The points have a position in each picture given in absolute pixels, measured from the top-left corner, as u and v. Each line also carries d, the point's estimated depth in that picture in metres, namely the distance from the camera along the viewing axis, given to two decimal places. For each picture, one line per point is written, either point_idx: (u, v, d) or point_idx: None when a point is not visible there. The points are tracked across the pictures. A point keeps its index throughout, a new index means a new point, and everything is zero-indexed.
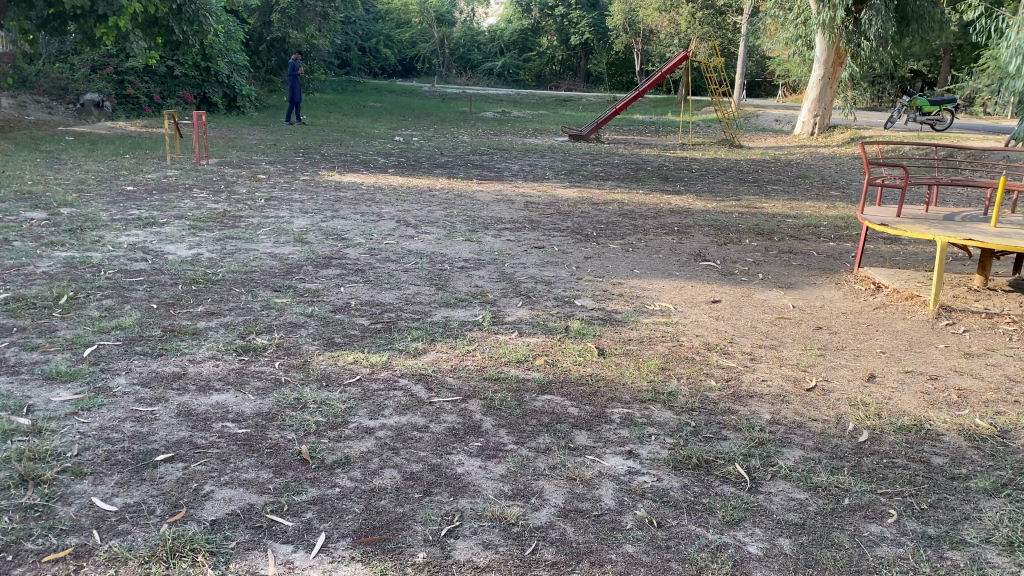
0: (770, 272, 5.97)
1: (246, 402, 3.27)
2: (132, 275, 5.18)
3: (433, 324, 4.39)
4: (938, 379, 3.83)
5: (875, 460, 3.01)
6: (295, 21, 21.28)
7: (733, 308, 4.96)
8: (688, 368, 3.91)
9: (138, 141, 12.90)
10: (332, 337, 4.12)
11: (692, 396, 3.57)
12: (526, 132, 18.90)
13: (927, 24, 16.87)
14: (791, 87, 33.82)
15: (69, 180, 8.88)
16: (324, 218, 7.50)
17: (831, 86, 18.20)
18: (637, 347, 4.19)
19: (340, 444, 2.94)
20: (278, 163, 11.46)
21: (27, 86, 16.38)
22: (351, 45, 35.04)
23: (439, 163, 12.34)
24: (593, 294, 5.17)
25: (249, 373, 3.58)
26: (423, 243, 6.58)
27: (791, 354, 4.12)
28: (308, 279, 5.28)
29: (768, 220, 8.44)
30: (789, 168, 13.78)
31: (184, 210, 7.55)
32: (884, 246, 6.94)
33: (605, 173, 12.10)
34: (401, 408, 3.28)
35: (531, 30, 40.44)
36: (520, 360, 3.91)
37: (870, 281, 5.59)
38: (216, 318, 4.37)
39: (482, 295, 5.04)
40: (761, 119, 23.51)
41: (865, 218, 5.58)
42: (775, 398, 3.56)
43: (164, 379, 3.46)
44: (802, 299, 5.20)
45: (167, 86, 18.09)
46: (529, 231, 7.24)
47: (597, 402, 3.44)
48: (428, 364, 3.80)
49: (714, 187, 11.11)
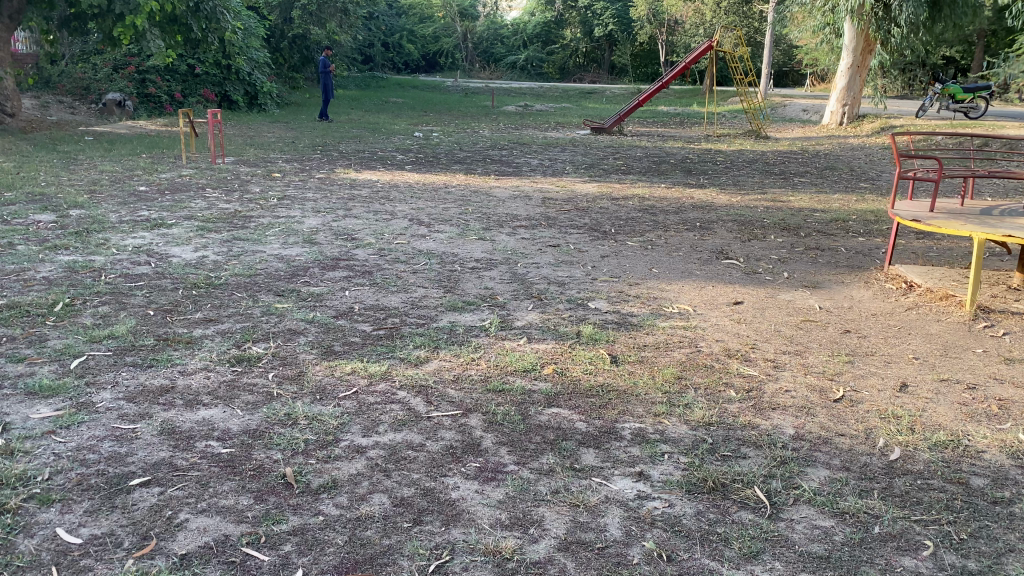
0: (795, 270, 5.71)
1: (234, 418, 3.09)
2: (132, 279, 5.04)
3: (438, 331, 4.19)
4: (976, 388, 3.55)
5: (908, 481, 2.77)
6: (315, 17, 21.14)
7: (757, 310, 4.71)
8: (706, 377, 3.66)
9: (156, 140, 12.86)
10: (332, 345, 3.93)
11: (709, 408, 3.33)
12: (547, 126, 18.65)
13: (960, 9, 16.31)
14: (819, 75, 33.22)
15: (83, 181, 8.80)
16: (336, 218, 7.33)
17: (861, 74, 17.74)
18: (653, 354, 3.96)
19: (329, 466, 2.76)
20: (295, 161, 11.35)
21: (49, 86, 16.53)
22: (375, 42, 34.96)
23: (457, 159, 12.17)
24: (607, 295, 4.95)
25: (240, 386, 3.40)
26: (435, 242, 6.39)
27: (817, 361, 3.86)
28: (313, 282, 5.11)
29: (794, 214, 8.15)
30: (817, 159, 13.42)
31: (194, 211, 7.43)
32: (915, 242, 6.64)
33: (626, 167, 11.85)
34: (397, 424, 3.09)
35: (554, 23, 40.17)
36: (526, 369, 3.70)
37: (902, 279, 5.30)
38: (214, 325, 4.21)
39: (492, 297, 4.84)
40: (789, 109, 23.04)
41: (895, 213, 5.28)
42: (799, 411, 3.32)
43: (151, 393, 3.29)
44: (829, 300, 4.93)
45: (188, 85, 18.12)
46: (545, 229, 7.02)
47: (607, 417, 3.22)
48: (430, 374, 3.60)
49: (738, 181, 10.81)
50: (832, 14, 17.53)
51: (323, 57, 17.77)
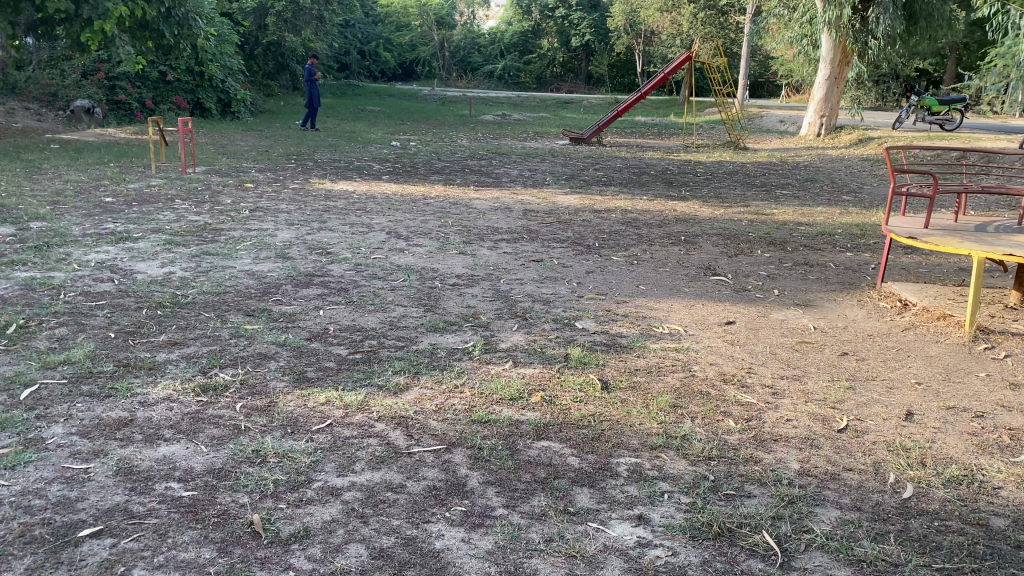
0: (785, 287, 5.55)
1: (197, 456, 2.84)
2: (93, 298, 4.76)
3: (419, 354, 3.97)
4: (984, 417, 3.39)
5: (924, 523, 2.60)
6: (290, 24, 20.85)
7: (750, 330, 4.53)
8: (702, 406, 3.46)
9: (125, 149, 12.51)
10: (305, 371, 3.70)
11: (708, 441, 3.13)
12: (526, 136, 18.49)
13: (936, 21, 16.37)
14: (795, 86, 33.42)
15: (45, 191, 8.47)
16: (310, 230, 7.08)
17: (838, 86, 17.72)
18: (645, 379, 3.76)
19: (301, 511, 2.52)
20: (268, 171, 11.09)
21: (16, 93, 16.10)
22: (351, 49, 34.68)
23: (435, 169, 11.96)
24: (595, 315, 4.75)
25: (206, 418, 3.15)
26: (414, 257, 6.16)
27: (817, 387, 3.68)
28: (285, 301, 4.86)
29: (779, 228, 8.01)
30: (797, 170, 13.38)
31: (162, 223, 7.14)
32: (905, 257, 6.51)
33: (606, 178, 11.71)
34: (375, 461, 2.86)
35: (531, 32, 39.70)
36: (513, 397, 3.48)
37: (896, 297, 5.16)
38: (179, 349, 3.95)
39: (474, 317, 4.62)
40: (766, 121, 23.09)
41: (889, 230, 5.14)
42: (803, 443, 3.14)
43: (107, 427, 3.03)
44: (824, 320, 4.77)
45: (160, 92, 17.78)
46: (527, 243, 6.82)
47: (601, 450, 3.02)
48: (410, 404, 3.37)
49: (720, 193, 10.68)
50: (810, 26, 17.61)
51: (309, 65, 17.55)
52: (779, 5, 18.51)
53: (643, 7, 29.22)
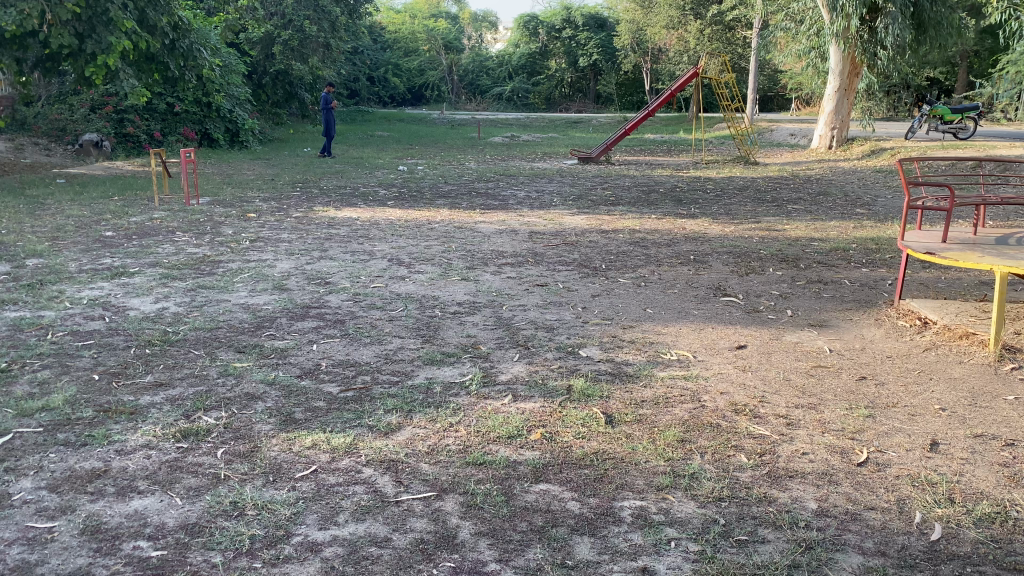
0: (799, 307, 5.34)
1: (171, 510, 2.66)
2: (81, 338, 4.62)
3: (413, 390, 3.79)
4: (1016, 446, 3.16)
5: (955, 568, 2.38)
6: (298, 52, 20.83)
7: (762, 355, 4.32)
8: (712, 440, 3.25)
9: (130, 181, 12.46)
10: (293, 412, 3.52)
11: (719, 480, 2.92)
12: (534, 156, 18.38)
13: (946, 29, 16.17)
14: (804, 99, 33.27)
15: (46, 227, 8.39)
16: (310, 260, 6.93)
17: (848, 97, 17.50)
18: (652, 412, 3.55)
19: (277, 571, 2.35)
20: (273, 199, 11.02)
21: (25, 129, 16.40)
22: (360, 76, 34.84)
23: (441, 193, 11.82)
24: (600, 342, 4.55)
25: (184, 467, 2.98)
26: (415, 285, 6.00)
27: (834, 416, 3.46)
28: (279, 335, 4.70)
29: (792, 244, 7.81)
30: (810, 184, 13.15)
31: (160, 257, 7.04)
32: (923, 272, 6.28)
33: (615, 196, 11.55)
34: (360, 512, 2.68)
35: (540, 53, 40.08)
36: (511, 435, 3.29)
37: (915, 316, 4.94)
38: (164, 391, 3.79)
39: (473, 347, 4.43)
40: (776, 134, 22.92)
41: (905, 245, 4.92)
42: (820, 479, 2.92)
43: (79, 480, 2.86)
44: (840, 342, 4.55)
45: (167, 124, 17.79)
46: (532, 267, 6.65)
47: (603, 493, 2.81)
48: (402, 446, 3.19)
49: (730, 209, 10.47)
50: (818, 38, 17.46)
51: (324, 93, 17.55)
52: (786, 17, 18.67)
53: (650, 24, 29.21)
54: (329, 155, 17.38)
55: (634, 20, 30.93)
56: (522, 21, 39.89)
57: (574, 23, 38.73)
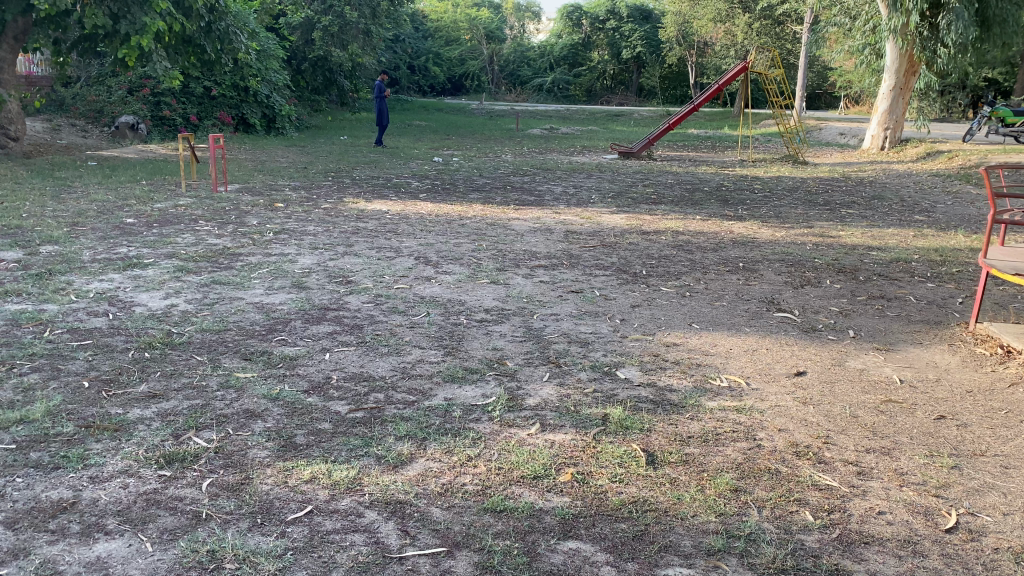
0: (863, 326, 4.84)
1: (137, 559, 2.29)
2: (79, 337, 4.28)
3: (429, 413, 3.38)
4: None
5: None
6: (337, 39, 20.46)
7: (824, 384, 3.83)
8: (772, 491, 2.79)
9: (161, 166, 12.20)
10: (293, 436, 3.13)
11: (781, 545, 2.47)
12: (573, 150, 17.84)
13: (1012, 27, 15.13)
14: (853, 97, 32.31)
15: (68, 212, 8.11)
16: (334, 256, 6.56)
17: (904, 96, 16.66)
18: (700, 451, 3.10)
19: None
20: (302, 189, 10.69)
21: (63, 109, 16.17)
22: (400, 64, 34.47)
23: (475, 186, 11.41)
24: (640, 361, 4.10)
25: (162, 501, 2.61)
26: (441, 287, 5.60)
27: (912, 465, 2.99)
28: (290, 341, 4.33)
29: (847, 252, 7.28)
30: (863, 187, 12.51)
31: (179, 247, 6.72)
32: (997, 290, 5.73)
33: (656, 195, 11.01)
34: (356, 571, 2.28)
35: (582, 45, 39.36)
36: (537, 475, 2.87)
37: (996, 343, 4.43)
38: (156, 404, 3.42)
39: (499, 363, 4.02)
40: (825, 133, 22.18)
41: (988, 263, 4.40)
42: (902, 549, 2.46)
43: (41, 514, 2.50)
44: (911, 370, 4.06)
45: (204, 107, 17.65)
46: (567, 270, 6.21)
47: (644, 557, 2.38)
48: (412, 483, 2.78)
49: (779, 212, 9.92)
50: (873, 34, 16.67)
51: (377, 81, 17.12)
52: (839, 12, 17.59)
53: (697, 18, 28.46)
54: (379, 144, 17.04)
55: (680, 14, 30.18)
56: (565, 12, 39.32)
57: (618, 15, 37.77)
